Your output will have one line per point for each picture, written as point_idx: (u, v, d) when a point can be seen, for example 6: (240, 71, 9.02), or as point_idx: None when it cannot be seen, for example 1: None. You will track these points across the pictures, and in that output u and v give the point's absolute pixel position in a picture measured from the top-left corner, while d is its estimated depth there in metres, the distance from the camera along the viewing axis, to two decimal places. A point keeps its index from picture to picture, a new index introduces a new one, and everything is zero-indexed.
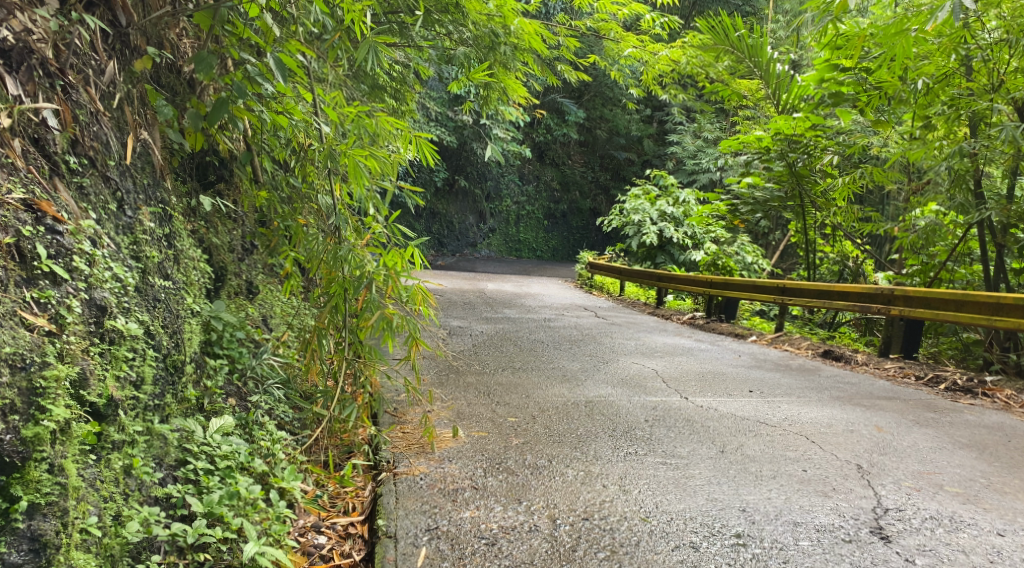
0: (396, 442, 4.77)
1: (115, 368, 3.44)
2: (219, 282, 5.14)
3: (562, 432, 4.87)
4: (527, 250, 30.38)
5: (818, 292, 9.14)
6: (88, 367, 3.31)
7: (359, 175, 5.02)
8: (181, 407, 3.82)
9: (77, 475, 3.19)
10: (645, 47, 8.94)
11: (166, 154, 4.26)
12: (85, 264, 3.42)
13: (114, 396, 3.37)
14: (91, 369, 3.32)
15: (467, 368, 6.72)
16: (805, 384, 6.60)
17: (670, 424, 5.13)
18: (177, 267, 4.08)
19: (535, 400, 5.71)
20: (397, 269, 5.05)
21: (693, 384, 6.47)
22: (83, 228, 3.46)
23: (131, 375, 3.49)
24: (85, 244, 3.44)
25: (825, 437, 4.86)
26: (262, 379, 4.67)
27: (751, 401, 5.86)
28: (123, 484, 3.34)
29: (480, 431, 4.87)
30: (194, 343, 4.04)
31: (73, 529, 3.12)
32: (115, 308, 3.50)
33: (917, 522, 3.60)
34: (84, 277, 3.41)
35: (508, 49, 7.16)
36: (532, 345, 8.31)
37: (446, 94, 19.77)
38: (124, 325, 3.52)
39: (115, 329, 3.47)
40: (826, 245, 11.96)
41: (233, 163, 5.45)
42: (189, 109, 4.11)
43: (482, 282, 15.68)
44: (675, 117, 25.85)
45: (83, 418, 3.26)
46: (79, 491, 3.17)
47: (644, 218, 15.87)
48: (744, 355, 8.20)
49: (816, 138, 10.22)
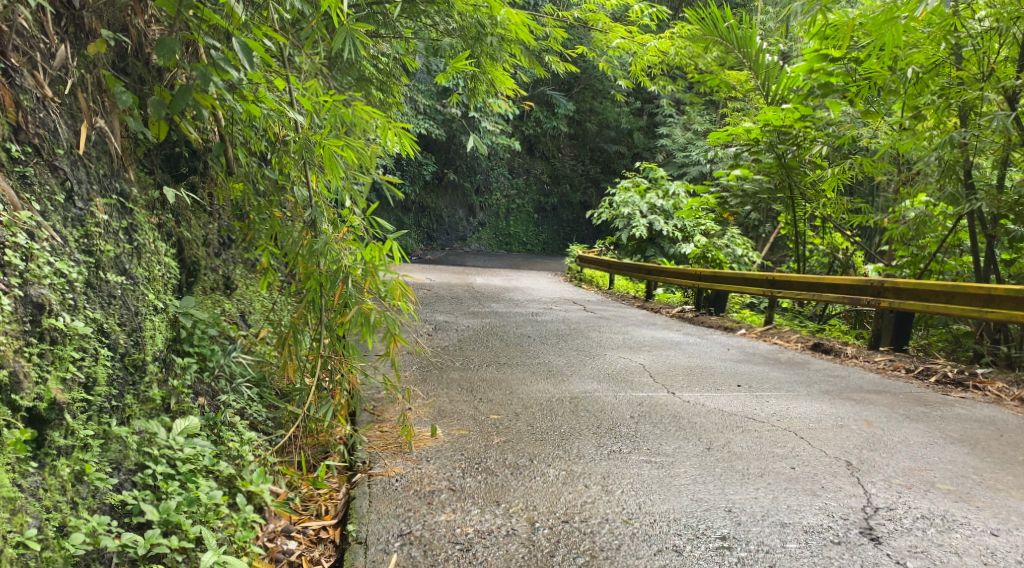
0: (374, 442, 4.61)
1: (61, 370, 3.32)
2: (191, 278, 4.99)
3: (545, 430, 4.74)
4: (517, 244, 30.23)
5: (808, 284, 9.02)
6: (22, 370, 3.18)
7: (335, 166, 4.85)
8: (144, 408, 3.70)
9: (14, 485, 3.06)
10: (634, 39, 8.80)
11: (127, 144, 4.10)
12: (20, 259, 3.27)
13: (57, 399, 3.26)
14: (25, 371, 3.19)
15: (450, 363, 6.57)
16: (794, 378, 6.49)
17: (655, 420, 5.00)
18: (138, 262, 3.93)
19: (519, 397, 5.58)
20: (375, 263, 4.84)
21: (681, 379, 6.35)
22: (20, 220, 3.31)
23: (79, 377, 3.38)
24: (19, 238, 3.28)
25: (814, 433, 4.73)
26: (232, 378, 4.53)
27: (738, 396, 5.74)
28: (71, 492, 3.22)
29: (460, 429, 4.73)
30: (158, 341, 3.91)
31: (8, 544, 2.97)
32: (58, 307, 3.37)
33: (907, 521, 3.48)
34: (19, 273, 3.26)
35: (493, 40, 7.00)
36: (519, 339, 8.17)
37: (434, 86, 19.58)
38: (70, 322, 3.41)
39: (57, 328, 3.34)
40: (816, 237, 11.86)
41: (206, 154, 5.29)
42: (152, 96, 3.95)
43: (470, 276, 15.54)
44: (666, 109, 25.76)
45: (17, 424, 3.13)
46: (14, 503, 3.03)
47: (634, 210, 15.75)
48: (733, 349, 8.08)
49: (805, 129, 10.09)
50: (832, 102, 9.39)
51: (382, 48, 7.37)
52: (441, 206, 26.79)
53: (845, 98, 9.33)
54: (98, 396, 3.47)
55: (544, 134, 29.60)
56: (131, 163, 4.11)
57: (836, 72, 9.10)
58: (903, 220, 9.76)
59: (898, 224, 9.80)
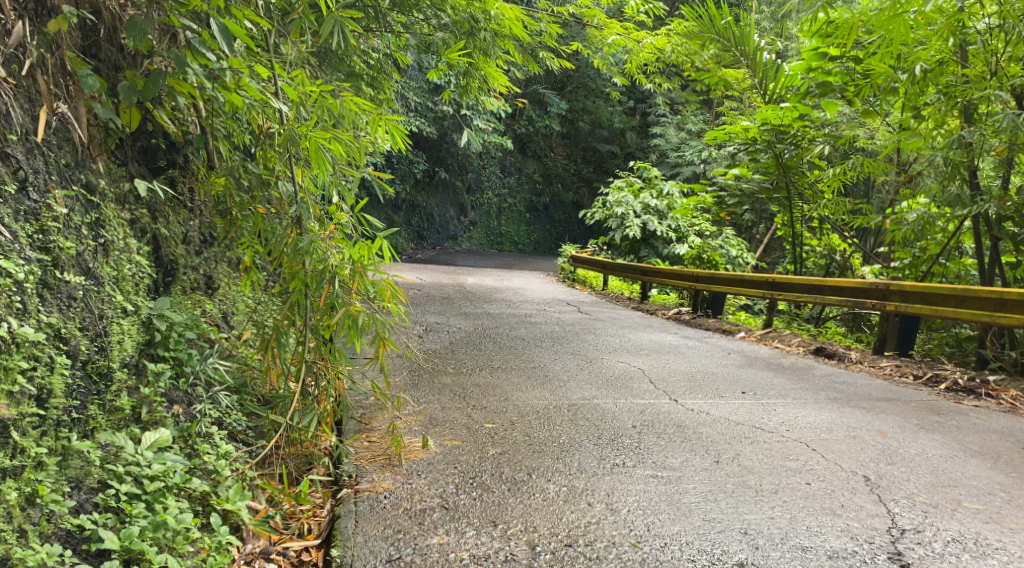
0: (361, 453, 4.33)
1: (7, 384, 3.07)
2: (169, 279, 4.69)
3: (543, 440, 4.47)
4: (509, 244, 29.91)
5: (809, 286, 8.76)
6: None
7: (322, 160, 4.58)
8: (111, 419, 3.44)
9: None
10: (629, 35, 8.49)
11: (95, 133, 3.82)
12: None
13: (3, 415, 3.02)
14: None
15: (441, 368, 6.30)
16: (799, 384, 6.22)
17: (659, 431, 4.73)
18: (104, 261, 3.65)
19: (514, 404, 5.31)
20: (364, 262, 4.60)
21: (682, 385, 6.08)
22: None
23: (29, 389, 3.14)
24: None
25: (826, 444, 4.46)
26: (210, 385, 4.25)
27: (744, 403, 5.48)
28: (18, 519, 2.98)
29: (453, 440, 4.46)
30: (128, 346, 3.64)
31: None
32: (4, 312, 3.12)
33: (939, 546, 3.24)
34: None
35: (486, 35, 6.69)
36: (513, 342, 7.89)
37: (425, 83, 19.26)
38: (16, 328, 3.15)
39: (3, 336, 3.09)
40: (813, 239, 11.62)
41: (185, 146, 4.99)
42: (123, 81, 3.71)
43: (462, 277, 15.23)
44: (660, 108, 25.56)
45: None
46: None
47: (627, 210, 15.47)
48: (734, 353, 7.82)
49: (804, 128, 9.81)
50: (830, 101, 9.10)
51: (372, 40, 7.08)
52: (432, 205, 26.44)
53: (844, 97, 9.09)
54: (54, 407, 3.23)
55: (536, 133, 29.38)
56: (101, 154, 3.84)
57: (833, 72, 8.90)
58: (904, 221, 9.51)
59: (900, 225, 9.55)
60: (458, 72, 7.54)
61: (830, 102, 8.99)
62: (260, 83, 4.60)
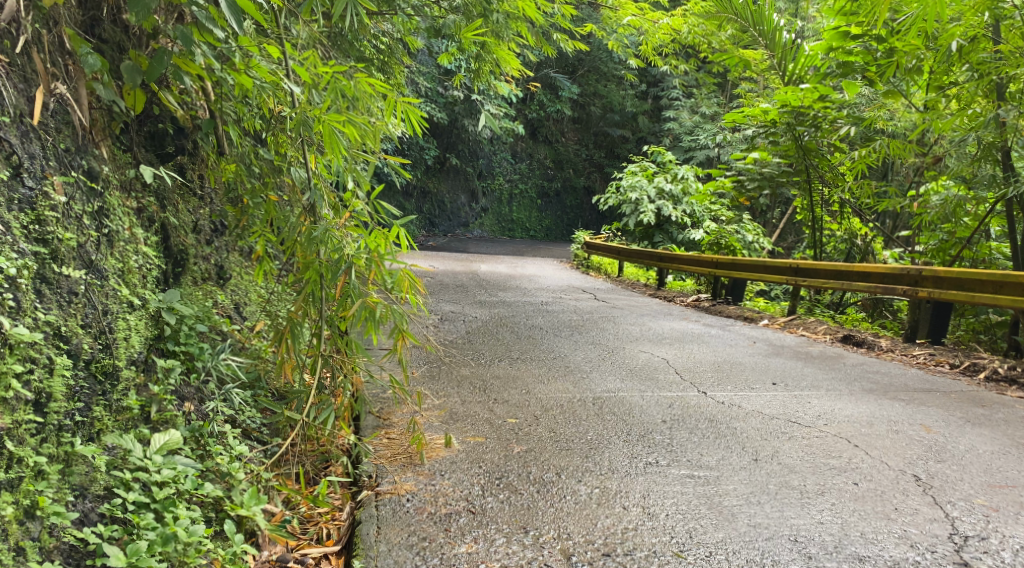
0: (381, 450, 4.13)
1: (0, 390, 2.87)
2: (178, 269, 4.49)
3: (570, 437, 4.26)
4: (520, 231, 29.57)
5: (835, 272, 8.48)
6: None
7: (336, 145, 4.35)
8: (118, 421, 3.27)
9: None
10: (645, 16, 8.20)
11: (97, 116, 3.63)
12: None
13: None
14: None
15: (459, 359, 6.08)
16: (831, 374, 5.98)
17: (691, 426, 4.52)
18: (109, 253, 3.47)
19: (537, 397, 5.09)
20: (380, 250, 4.42)
21: (709, 376, 5.85)
22: None
23: (25, 394, 2.94)
24: None
25: (869, 439, 4.24)
26: (221, 382, 4.05)
27: (776, 396, 5.25)
28: (14, 537, 2.77)
29: (476, 437, 4.25)
30: (135, 342, 3.46)
31: None
32: None
33: (1008, 556, 3.06)
34: None
35: (499, 17, 6.42)
36: (531, 332, 7.67)
37: (435, 68, 18.97)
38: (11, 328, 2.95)
39: None
40: (833, 223, 11.13)
41: (194, 132, 4.79)
42: (126, 62, 3.52)
43: (475, 264, 14.98)
44: (673, 92, 25.20)
45: None
46: None
47: (641, 195, 15.18)
48: (759, 342, 7.56)
49: (825, 109, 9.48)
50: (851, 82, 8.83)
51: (382, 22, 6.83)
52: (442, 192, 26.12)
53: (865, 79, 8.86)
54: (54, 412, 3.03)
55: (547, 118, 29.08)
56: (104, 138, 3.64)
57: (855, 51, 8.62)
58: (931, 206, 9.12)
59: (926, 209, 9.26)
60: (471, 56, 7.29)
61: (851, 83, 8.69)
62: (270, 63, 4.39)
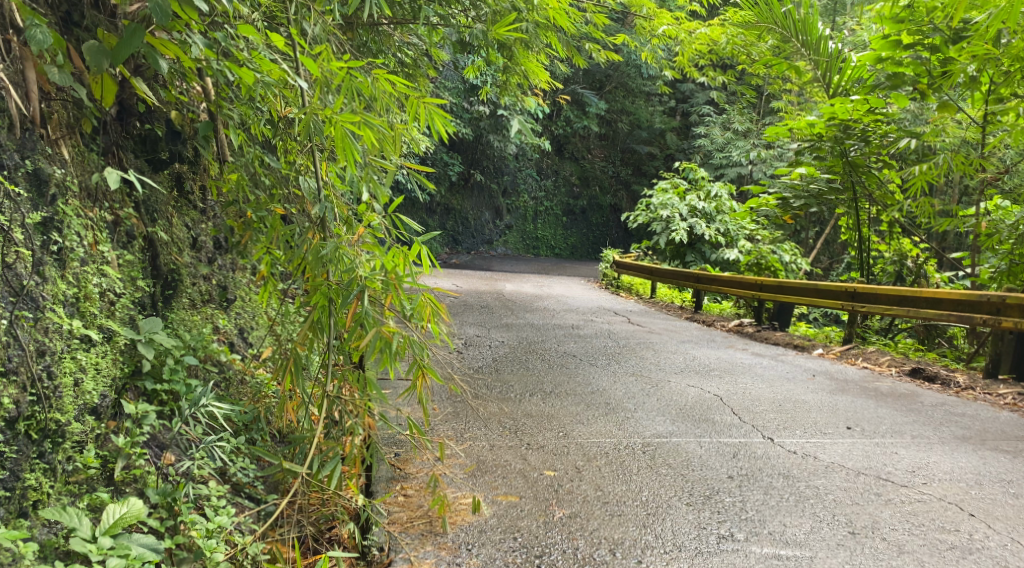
0: (395, 513, 3.51)
1: None
2: (170, 292, 3.86)
3: (621, 498, 3.61)
4: (545, 249, 28.61)
5: (899, 297, 7.64)
6: None
7: (350, 150, 3.65)
8: (68, 484, 2.87)
9: None
10: (682, 26, 7.45)
11: (55, 108, 3.19)
12: None
13: None
14: None
15: (486, 394, 5.40)
16: (912, 417, 5.25)
17: (763, 483, 3.82)
18: (60, 276, 3.03)
19: (577, 443, 4.40)
20: (399, 271, 3.69)
21: (772, 418, 5.10)
22: None
23: None
24: None
25: (986, 506, 3.57)
26: (200, 436, 3.44)
27: (856, 444, 4.53)
28: None
29: (508, 495, 3.64)
30: (91, 387, 3.04)
31: None
32: None
33: None
34: None
35: (530, 26, 5.76)
36: (563, 360, 6.98)
37: (461, 83, 18.35)
38: None
39: None
40: (881, 242, 10.01)
41: (191, 137, 4.24)
42: (91, 41, 2.89)
43: (501, 283, 14.29)
44: (705, 108, 24.46)
45: None
46: None
47: (673, 213, 14.41)
48: (819, 375, 6.79)
49: (874, 123, 8.45)
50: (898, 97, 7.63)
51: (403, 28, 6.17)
52: (466, 209, 25.44)
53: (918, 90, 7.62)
54: None
55: (572, 135, 28.44)
56: (63, 136, 3.21)
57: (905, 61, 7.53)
58: (999, 227, 7.99)
59: (992, 228, 8.18)
60: (497, 69, 6.69)
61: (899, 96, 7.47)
62: (274, 56, 3.74)
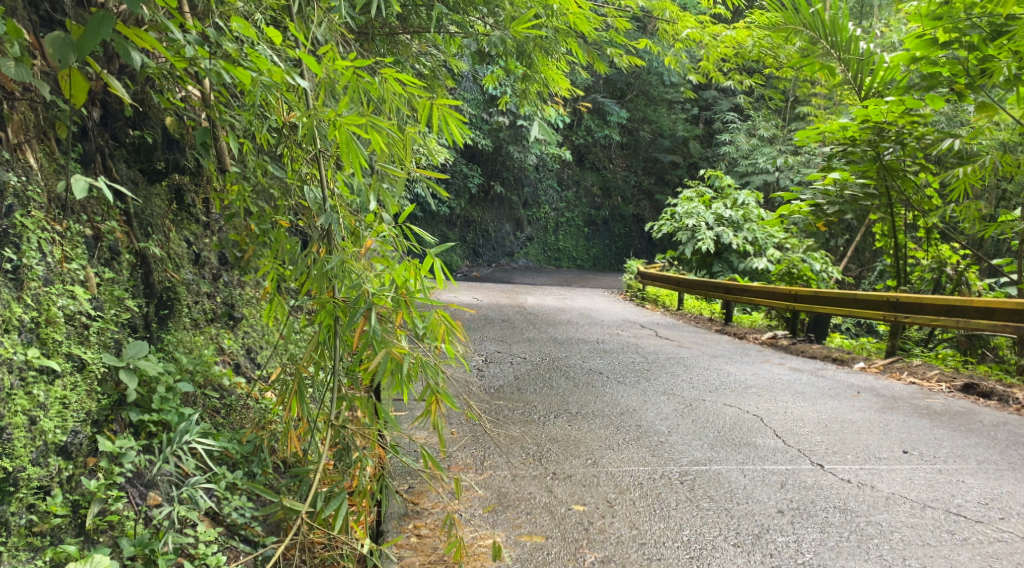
0: (406, 558, 3.24)
1: None
2: (165, 312, 3.51)
3: (658, 540, 3.28)
4: (567, 260, 28.17)
5: (946, 307, 7.18)
6: None
7: (356, 155, 3.29)
8: (26, 537, 2.58)
9: None
10: (706, 29, 6.95)
11: (22, 109, 2.98)
12: None
13: None
14: None
15: (509, 417, 5.02)
16: (974, 438, 4.82)
17: (816, 517, 3.47)
18: (20, 308, 2.77)
19: (607, 472, 4.01)
20: (410, 286, 3.32)
21: (820, 442, 4.68)
22: None
23: None
24: None
25: None
26: (188, 474, 3.10)
27: (917, 470, 4.11)
28: None
29: (532, 535, 3.32)
30: (55, 422, 2.77)
31: None
32: None
33: None
34: None
35: (552, 30, 5.45)
36: (590, 377, 6.60)
37: (480, 95, 18.04)
38: None
39: None
40: (918, 249, 9.33)
41: (190, 146, 3.94)
42: (56, 32, 2.57)
43: (523, 296, 13.89)
44: (729, 116, 24.01)
45: None
46: None
47: (699, 222, 13.95)
48: (866, 392, 6.35)
49: (911, 124, 7.77)
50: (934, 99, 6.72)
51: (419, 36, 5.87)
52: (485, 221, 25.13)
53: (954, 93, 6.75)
54: None
55: (594, 145, 28.08)
56: (27, 140, 2.97)
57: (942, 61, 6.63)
58: None
59: None
60: (515, 78, 6.35)
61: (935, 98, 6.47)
62: (272, 53, 3.40)
